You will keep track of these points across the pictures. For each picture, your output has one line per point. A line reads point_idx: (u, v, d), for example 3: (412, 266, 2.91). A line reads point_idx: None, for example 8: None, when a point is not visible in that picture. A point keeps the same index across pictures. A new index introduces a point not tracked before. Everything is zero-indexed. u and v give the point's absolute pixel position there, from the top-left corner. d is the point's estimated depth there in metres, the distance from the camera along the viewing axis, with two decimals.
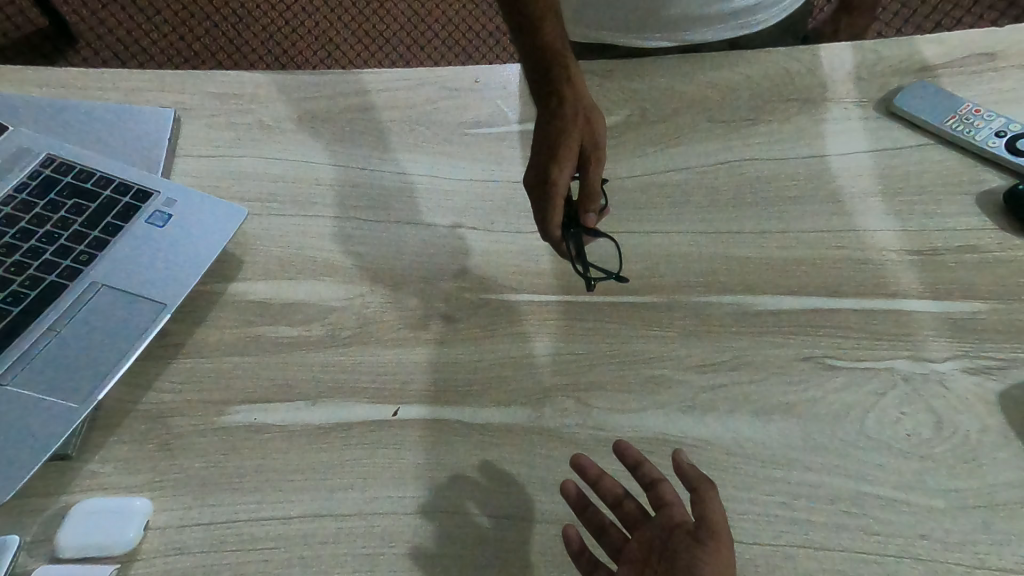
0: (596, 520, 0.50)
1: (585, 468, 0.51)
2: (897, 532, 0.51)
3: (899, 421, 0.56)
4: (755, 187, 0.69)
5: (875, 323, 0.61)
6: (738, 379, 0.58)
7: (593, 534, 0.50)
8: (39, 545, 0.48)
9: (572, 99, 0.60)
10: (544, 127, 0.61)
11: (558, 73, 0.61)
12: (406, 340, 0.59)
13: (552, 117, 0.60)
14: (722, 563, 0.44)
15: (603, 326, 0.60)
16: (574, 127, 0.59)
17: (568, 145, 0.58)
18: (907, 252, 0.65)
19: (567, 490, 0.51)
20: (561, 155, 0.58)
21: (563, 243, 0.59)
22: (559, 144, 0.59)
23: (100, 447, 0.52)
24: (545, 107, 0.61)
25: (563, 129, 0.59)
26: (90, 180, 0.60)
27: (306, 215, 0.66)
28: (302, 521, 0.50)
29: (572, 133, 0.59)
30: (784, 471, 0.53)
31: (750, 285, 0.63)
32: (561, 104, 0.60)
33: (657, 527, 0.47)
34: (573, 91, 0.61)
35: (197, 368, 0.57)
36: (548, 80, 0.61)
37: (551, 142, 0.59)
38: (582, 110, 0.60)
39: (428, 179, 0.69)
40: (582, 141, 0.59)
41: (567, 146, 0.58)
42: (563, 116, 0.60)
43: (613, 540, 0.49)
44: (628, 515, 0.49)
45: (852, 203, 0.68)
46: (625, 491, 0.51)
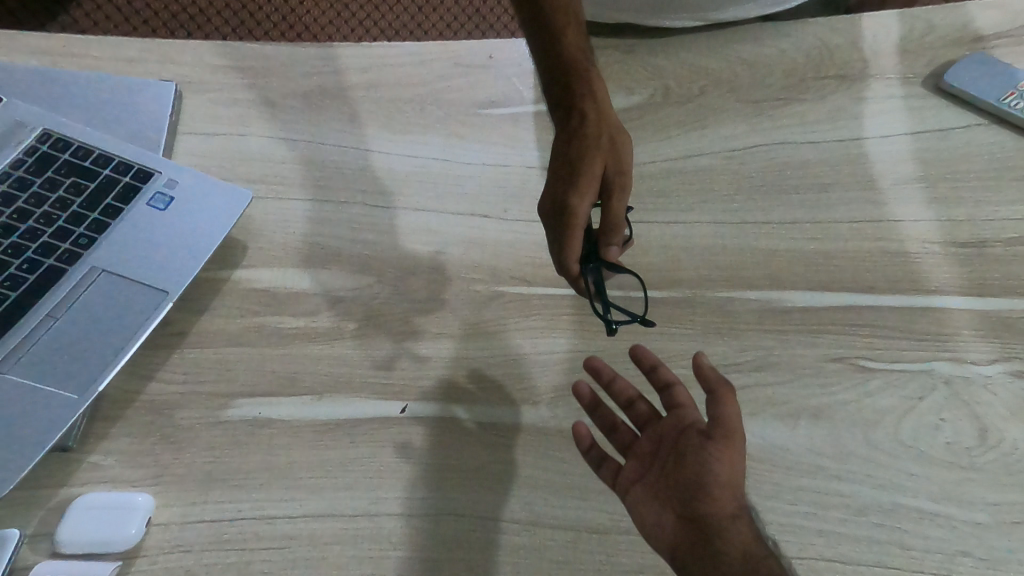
0: (607, 420, 0.51)
1: (598, 369, 0.52)
2: (933, 548, 0.48)
3: (939, 428, 0.52)
4: (787, 172, 0.64)
5: (913, 323, 0.57)
6: (764, 381, 0.54)
7: (603, 432, 0.51)
8: (41, 538, 0.47)
9: (595, 119, 0.55)
10: (562, 149, 0.55)
11: (580, 92, 0.56)
12: (415, 334, 0.57)
13: (573, 137, 0.55)
14: (733, 461, 0.44)
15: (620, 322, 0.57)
16: (597, 150, 0.54)
17: (590, 169, 0.53)
18: (953, 244, 0.60)
19: (580, 390, 0.51)
20: (581, 180, 0.53)
21: (581, 279, 0.53)
22: (581, 169, 0.53)
23: (101, 439, 0.51)
24: (564, 127, 0.56)
25: (585, 152, 0.54)
26: (89, 158, 0.57)
27: (311, 200, 0.63)
28: (308, 520, 0.49)
29: (594, 155, 0.54)
30: (812, 480, 0.50)
31: (779, 279, 0.59)
32: (582, 124, 0.55)
33: (668, 426, 0.48)
34: (596, 112, 0.56)
35: (200, 359, 0.55)
36: (568, 100, 0.57)
37: (571, 166, 0.54)
38: (607, 132, 0.55)
39: (439, 163, 0.65)
40: (606, 166, 0.54)
41: (589, 171, 0.53)
42: (584, 137, 0.54)
43: (622, 438, 0.50)
44: (640, 416, 0.50)
45: (893, 191, 0.63)
46: (638, 393, 0.51)
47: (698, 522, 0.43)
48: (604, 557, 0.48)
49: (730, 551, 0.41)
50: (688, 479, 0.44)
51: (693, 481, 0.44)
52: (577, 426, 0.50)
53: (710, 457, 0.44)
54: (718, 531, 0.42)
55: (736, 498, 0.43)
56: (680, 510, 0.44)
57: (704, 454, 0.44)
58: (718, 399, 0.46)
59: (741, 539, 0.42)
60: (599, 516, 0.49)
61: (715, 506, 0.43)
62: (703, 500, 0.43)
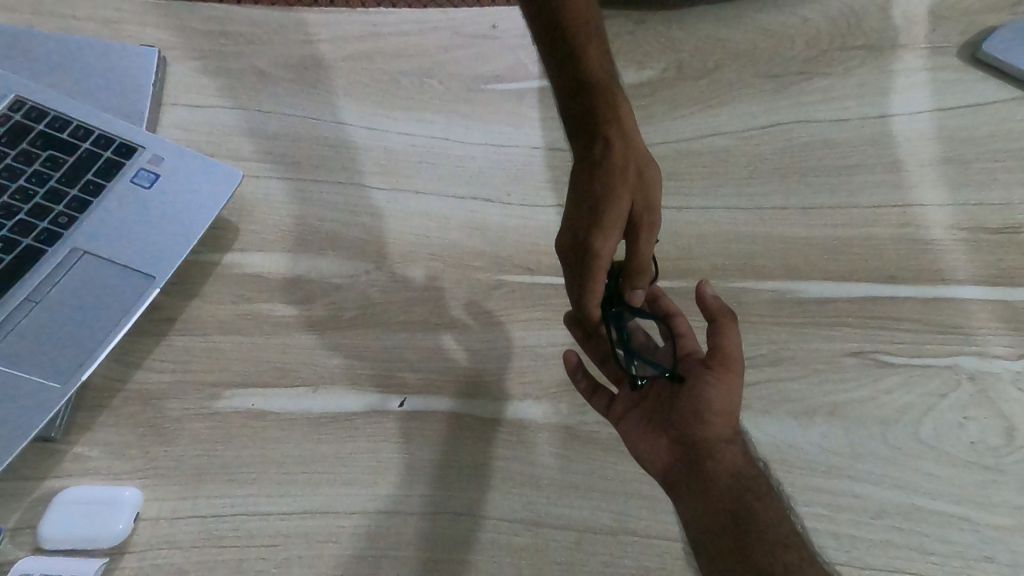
0: (601, 350, 0.53)
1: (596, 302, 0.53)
2: (953, 553, 0.46)
3: (963, 427, 0.50)
4: (809, 152, 0.60)
5: (938, 315, 0.54)
6: (779, 376, 0.52)
7: (597, 361, 0.53)
8: (23, 533, 0.45)
9: (621, 147, 0.48)
10: (584, 178, 0.49)
11: (604, 115, 0.49)
12: (414, 325, 0.54)
13: (596, 168, 0.48)
14: (729, 389, 0.47)
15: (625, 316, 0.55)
16: (623, 185, 0.47)
17: (616, 207, 0.47)
18: (986, 230, 0.57)
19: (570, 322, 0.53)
20: (606, 218, 0.47)
21: (603, 325, 0.50)
22: (605, 207, 0.47)
23: (85, 429, 0.49)
24: (585, 153, 0.49)
25: (610, 187, 0.47)
26: (67, 130, 0.52)
27: (305, 180, 0.60)
28: (304, 517, 0.47)
29: (621, 192, 0.47)
30: (828, 481, 0.48)
31: (798, 269, 0.55)
32: (607, 154, 0.48)
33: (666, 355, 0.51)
34: (623, 138, 0.48)
35: (188, 346, 0.52)
36: (590, 122, 0.49)
37: (594, 202, 0.48)
38: (635, 162, 0.48)
39: (439, 143, 0.62)
40: (633, 202, 0.48)
41: (615, 208, 0.47)
42: (609, 169, 0.48)
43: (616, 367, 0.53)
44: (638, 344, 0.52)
45: (922, 174, 0.59)
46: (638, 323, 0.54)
47: (692, 444, 0.47)
48: (609, 560, 0.47)
49: (719, 471, 0.45)
50: (685, 406, 0.48)
51: (689, 408, 0.48)
52: (567, 354, 0.52)
53: (707, 387, 0.47)
54: (710, 452, 0.46)
55: (730, 423, 0.47)
56: (673, 435, 0.48)
57: (700, 383, 0.48)
58: (718, 330, 0.49)
59: (732, 459, 0.46)
60: (603, 516, 0.48)
61: (709, 430, 0.47)
62: (698, 424, 0.47)
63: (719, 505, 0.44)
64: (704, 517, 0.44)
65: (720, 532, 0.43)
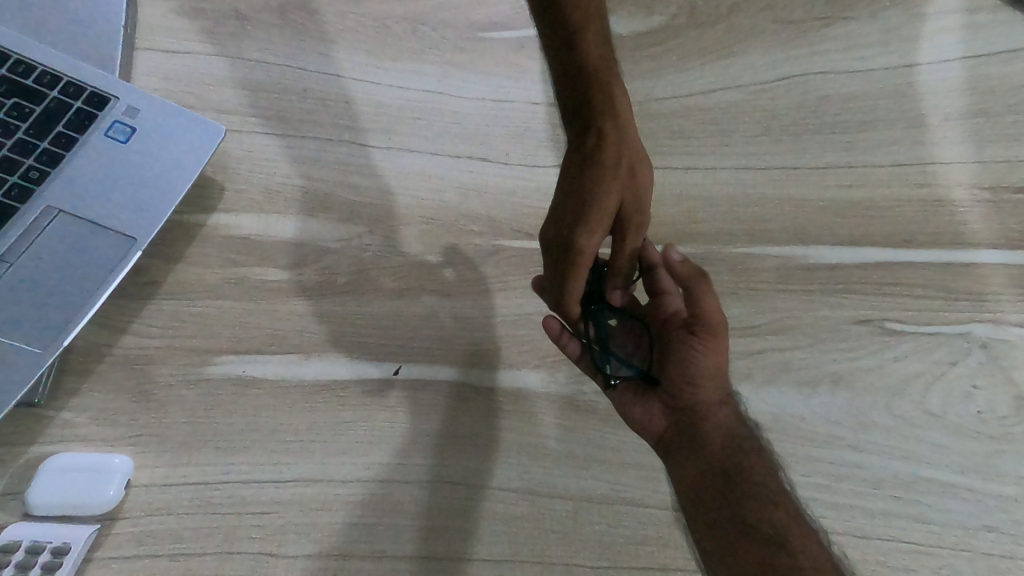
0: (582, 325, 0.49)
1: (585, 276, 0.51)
2: (953, 523, 0.45)
3: (971, 396, 0.49)
4: (827, 107, 0.57)
5: (953, 282, 0.52)
6: (783, 345, 0.50)
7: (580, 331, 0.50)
8: (13, 498, 0.45)
9: (613, 141, 0.44)
10: (572, 170, 0.45)
11: (598, 104, 0.45)
12: (408, 290, 0.53)
13: (586, 160, 0.44)
14: (714, 352, 0.45)
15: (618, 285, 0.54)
16: (612, 182, 0.44)
17: (603, 204, 0.44)
18: (1009, 188, 0.54)
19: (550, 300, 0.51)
20: (592, 215, 0.43)
21: (581, 321, 0.48)
22: (592, 201, 0.44)
23: (70, 395, 0.47)
24: (576, 145, 0.46)
25: (599, 183, 0.44)
26: (31, 75, 0.48)
27: (290, 136, 0.56)
28: (299, 485, 0.47)
29: (609, 188, 0.44)
30: (830, 451, 0.47)
31: (808, 233, 0.53)
32: (598, 147, 0.44)
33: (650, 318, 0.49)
34: (616, 132, 0.45)
35: (172, 311, 0.51)
36: (583, 113, 0.46)
37: (581, 197, 0.44)
38: (627, 158, 0.45)
39: (434, 97, 0.58)
40: (622, 201, 0.44)
41: (603, 205, 0.43)
42: (600, 163, 0.44)
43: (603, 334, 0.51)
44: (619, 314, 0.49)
45: (946, 130, 0.56)
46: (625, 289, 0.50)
47: (684, 410, 0.45)
48: (604, 528, 0.47)
49: (714, 436, 0.44)
50: (672, 374, 0.46)
51: (677, 372, 0.46)
52: (549, 321, 0.49)
53: (692, 353, 0.45)
54: (703, 416, 0.45)
55: (720, 384, 0.46)
56: (666, 401, 0.46)
57: (685, 349, 0.46)
58: (693, 295, 0.44)
59: (725, 420, 0.45)
60: (598, 485, 0.48)
61: (700, 392, 0.45)
62: (688, 391, 0.45)
63: (712, 467, 0.43)
64: (694, 475, 0.43)
65: (710, 488, 0.42)
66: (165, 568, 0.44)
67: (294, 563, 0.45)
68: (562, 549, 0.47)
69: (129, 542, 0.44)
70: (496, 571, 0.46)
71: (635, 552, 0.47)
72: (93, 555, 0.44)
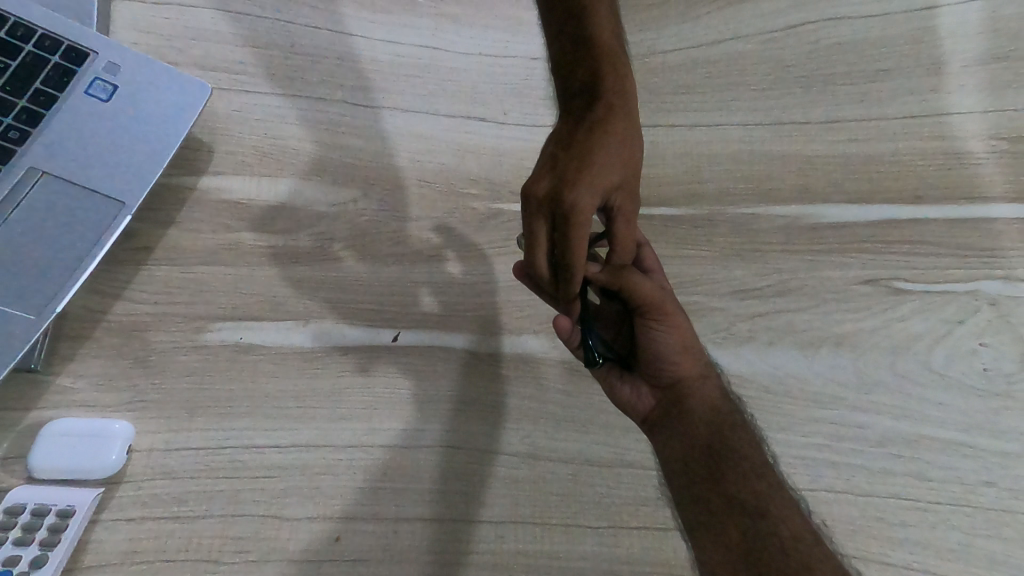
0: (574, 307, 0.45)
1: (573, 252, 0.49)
2: (954, 479, 0.45)
3: (977, 353, 0.48)
4: (838, 57, 0.54)
5: (965, 239, 0.50)
6: (787, 307, 0.49)
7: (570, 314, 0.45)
8: (16, 463, 0.45)
9: (624, 115, 0.41)
10: (574, 131, 0.41)
11: (611, 77, 0.42)
12: (405, 255, 0.52)
13: (595, 124, 0.40)
14: (677, 331, 0.44)
15: None
16: (616, 156, 0.41)
17: (607, 174, 0.40)
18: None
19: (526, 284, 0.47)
20: (596, 180, 0.39)
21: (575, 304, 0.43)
22: (598, 166, 0.40)
23: (66, 360, 0.47)
24: (579, 111, 0.42)
25: (604, 151, 0.40)
26: (4, 28, 0.45)
27: (279, 95, 0.54)
28: (300, 450, 0.47)
29: (615, 160, 0.40)
30: (831, 412, 0.47)
31: (815, 191, 0.51)
32: (608, 115, 0.41)
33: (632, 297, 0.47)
34: (624, 111, 0.42)
35: (167, 278, 0.50)
36: (593, 77, 0.42)
37: (585, 157, 0.40)
38: (632, 140, 0.42)
39: (430, 53, 0.56)
40: (626, 174, 0.41)
41: (607, 173, 0.40)
42: (608, 132, 0.41)
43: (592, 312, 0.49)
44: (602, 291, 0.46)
45: (962, 79, 0.53)
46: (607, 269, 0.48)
47: (669, 388, 0.45)
48: (605, 490, 0.48)
49: (698, 408, 0.44)
50: (649, 353, 0.45)
51: (650, 356, 0.45)
52: (560, 320, 0.44)
53: (658, 334, 0.44)
54: (689, 391, 0.44)
55: (698, 359, 0.45)
56: (653, 380, 0.45)
57: (647, 332, 0.44)
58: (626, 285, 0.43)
59: (706, 396, 0.45)
60: (599, 448, 0.49)
61: (678, 372, 0.44)
62: (669, 369, 0.44)
63: (697, 442, 0.43)
64: (679, 453, 0.43)
65: (695, 469, 0.42)
66: (171, 529, 0.44)
67: (298, 525, 0.45)
68: (563, 510, 0.47)
69: (133, 505, 0.45)
70: (497, 531, 0.46)
71: (635, 513, 0.47)
72: (98, 517, 0.44)
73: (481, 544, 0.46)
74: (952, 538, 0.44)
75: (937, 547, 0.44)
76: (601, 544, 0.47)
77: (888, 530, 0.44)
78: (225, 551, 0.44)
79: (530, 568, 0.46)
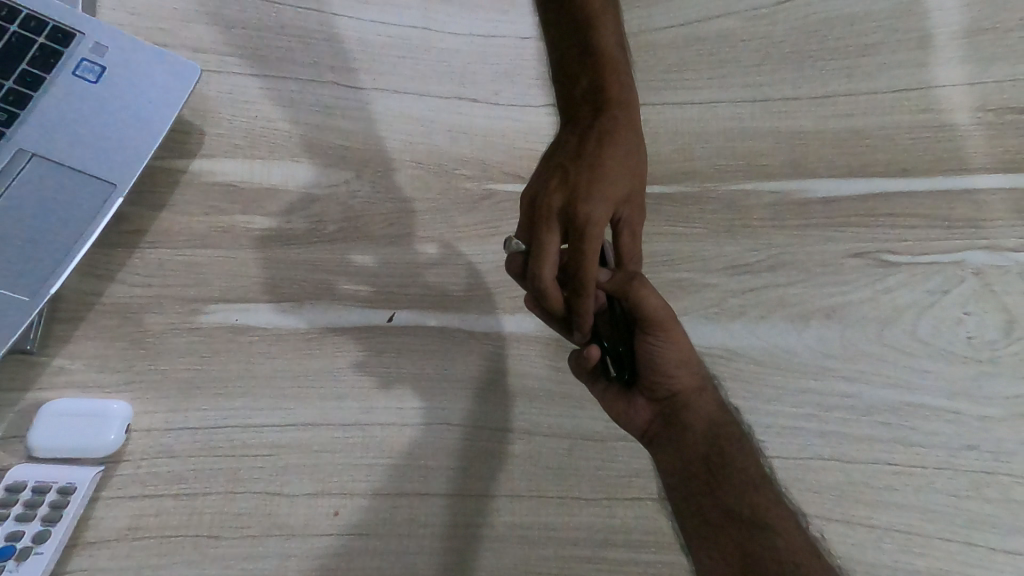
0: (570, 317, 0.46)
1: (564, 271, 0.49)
2: (938, 443, 0.47)
3: (961, 322, 0.49)
4: (826, 33, 0.54)
5: (951, 210, 0.51)
6: (777, 281, 0.50)
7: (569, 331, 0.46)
8: (15, 443, 0.45)
9: (628, 127, 0.43)
10: (582, 144, 0.43)
11: (614, 90, 0.44)
12: (399, 235, 0.52)
13: (601, 138, 0.43)
14: (677, 345, 0.43)
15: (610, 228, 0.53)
16: (624, 168, 0.43)
17: (616, 187, 0.42)
18: (1011, 109, 0.53)
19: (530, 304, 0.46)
20: (605, 192, 0.41)
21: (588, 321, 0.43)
22: (607, 180, 0.42)
23: (62, 342, 0.47)
24: (584, 123, 0.44)
25: (612, 163, 0.42)
26: None
27: (270, 76, 0.54)
28: (299, 429, 0.48)
29: (622, 173, 0.42)
30: (820, 383, 0.48)
31: (804, 167, 0.52)
32: (614, 128, 0.43)
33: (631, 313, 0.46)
34: (627, 122, 0.44)
35: (161, 260, 0.50)
36: (598, 93, 0.44)
37: (595, 170, 0.42)
38: (636, 151, 0.44)
39: (420, 33, 0.56)
40: (632, 188, 0.43)
41: (616, 186, 0.42)
42: (613, 144, 0.43)
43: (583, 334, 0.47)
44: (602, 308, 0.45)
45: (948, 52, 0.54)
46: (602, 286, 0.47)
47: (668, 402, 0.44)
48: (600, 464, 0.49)
49: (694, 420, 0.43)
50: (646, 369, 0.44)
51: (649, 369, 0.44)
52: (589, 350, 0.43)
53: (657, 347, 0.43)
54: (687, 402, 0.44)
55: (697, 371, 0.44)
56: (650, 395, 0.45)
57: (646, 345, 0.43)
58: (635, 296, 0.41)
59: (704, 407, 0.44)
60: (593, 424, 0.50)
61: (677, 384, 0.44)
62: (666, 383, 0.44)
63: (693, 453, 0.42)
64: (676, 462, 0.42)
65: (691, 479, 0.41)
66: (171, 506, 0.45)
67: (297, 501, 0.46)
68: (558, 483, 0.48)
69: (133, 483, 0.45)
70: (494, 504, 0.47)
71: (628, 485, 0.48)
72: (98, 495, 0.45)
73: (479, 517, 0.47)
74: (936, 500, 0.46)
75: (921, 509, 0.45)
76: (596, 514, 0.48)
77: (874, 494, 0.46)
78: (226, 527, 0.45)
79: (527, 539, 0.47)
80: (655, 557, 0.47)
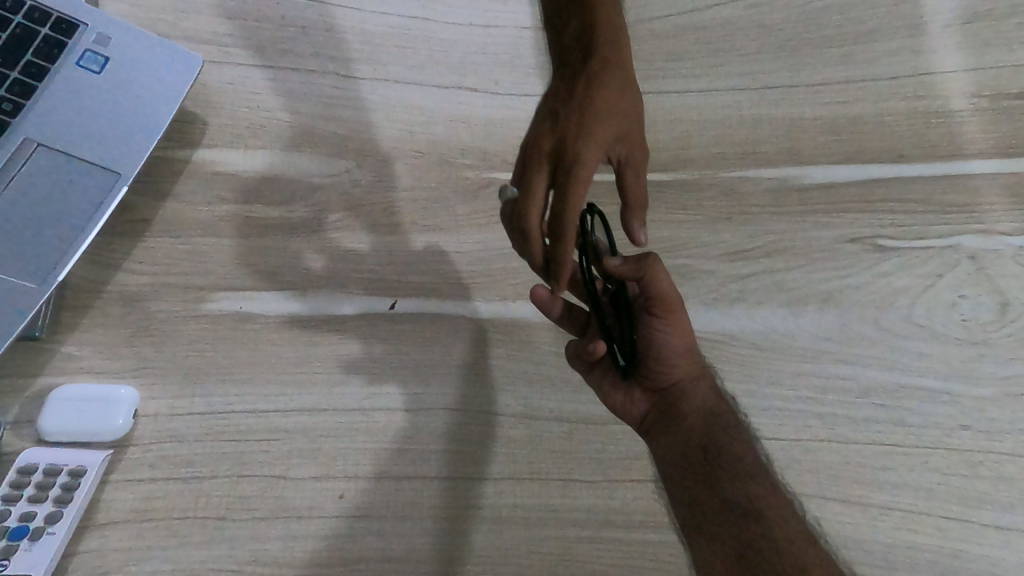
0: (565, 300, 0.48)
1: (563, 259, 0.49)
2: (932, 423, 0.47)
3: (956, 304, 0.50)
4: (823, 21, 0.55)
5: (946, 196, 0.52)
6: (774, 267, 0.51)
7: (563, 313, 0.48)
8: (25, 427, 0.46)
9: (618, 70, 0.43)
10: (571, 89, 0.43)
11: (602, 34, 0.44)
12: (401, 224, 0.53)
13: (590, 81, 0.43)
14: (679, 329, 0.44)
15: (609, 215, 0.53)
16: (614, 109, 0.43)
17: (605, 129, 0.42)
18: (1006, 95, 0.53)
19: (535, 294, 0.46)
20: (594, 134, 0.41)
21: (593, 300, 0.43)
22: (596, 121, 0.42)
23: (70, 329, 0.48)
24: (575, 68, 0.44)
25: (602, 105, 0.42)
26: None
27: (272, 66, 0.55)
28: (303, 414, 0.48)
29: (613, 113, 0.42)
30: (817, 366, 0.49)
31: (801, 153, 0.53)
32: (603, 71, 0.43)
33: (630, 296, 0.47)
34: (616, 65, 0.44)
35: (166, 248, 0.50)
36: (586, 39, 0.44)
37: (585, 112, 0.42)
38: (628, 92, 0.43)
39: (420, 23, 0.56)
40: (624, 127, 0.43)
41: (605, 127, 0.42)
42: (603, 86, 0.42)
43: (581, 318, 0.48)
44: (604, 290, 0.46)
45: (944, 39, 0.54)
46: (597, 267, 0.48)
47: (666, 390, 0.45)
48: (600, 447, 0.50)
49: (692, 409, 0.45)
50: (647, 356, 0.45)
51: (650, 357, 0.45)
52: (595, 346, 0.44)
53: (659, 334, 0.44)
54: (683, 391, 0.45)
55: (695, 360, 0.46)
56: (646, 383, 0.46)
57: (651, 330, 0.44)
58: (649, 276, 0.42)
59: (700, 397, 0.45)
60: (593, 408, 0.50)
61: (675, 374, 0.45)
62: (664, 371, 0.45)
63: (691, 439, 0.43)
64: (676, 448, 0.43)
65: (692, 464, 0.42)
66: (179, 489, 0.46)
67: (302, 484, 0.47)
68: (559, 465, 0.49)
69: (141, 467, 0.46)
70: (495, 487, 0.48)
71: (628, 467, 0.49)
72: (108, 478, 0.45)
73: (480, 499, 0.48)
74: (929, 478, 0.46)
75: (916, 487, 0.46)
76: (597, 496, 0.48)
77: (869, 474, 0.46)
78: (232, 509, 0.46)
79: (528, 520, 0.47)
80: (654, 537, 0.48)
